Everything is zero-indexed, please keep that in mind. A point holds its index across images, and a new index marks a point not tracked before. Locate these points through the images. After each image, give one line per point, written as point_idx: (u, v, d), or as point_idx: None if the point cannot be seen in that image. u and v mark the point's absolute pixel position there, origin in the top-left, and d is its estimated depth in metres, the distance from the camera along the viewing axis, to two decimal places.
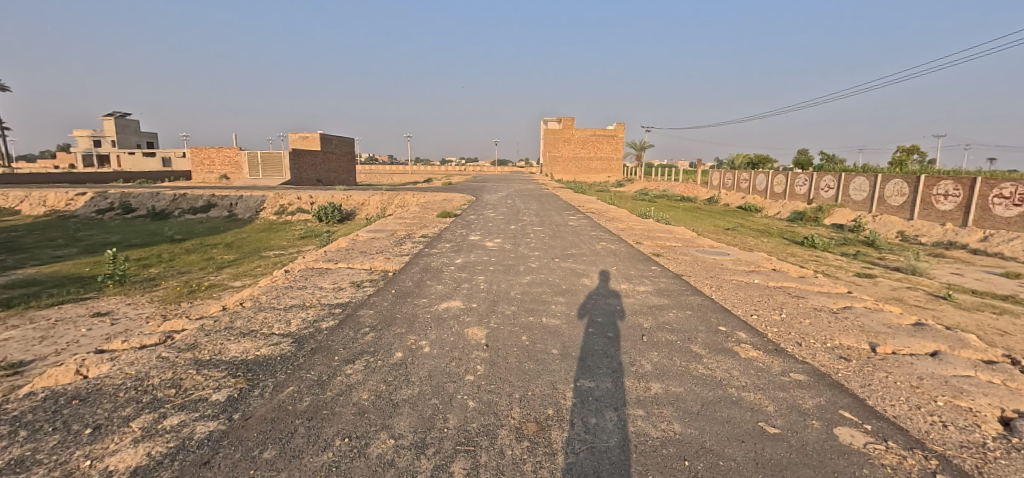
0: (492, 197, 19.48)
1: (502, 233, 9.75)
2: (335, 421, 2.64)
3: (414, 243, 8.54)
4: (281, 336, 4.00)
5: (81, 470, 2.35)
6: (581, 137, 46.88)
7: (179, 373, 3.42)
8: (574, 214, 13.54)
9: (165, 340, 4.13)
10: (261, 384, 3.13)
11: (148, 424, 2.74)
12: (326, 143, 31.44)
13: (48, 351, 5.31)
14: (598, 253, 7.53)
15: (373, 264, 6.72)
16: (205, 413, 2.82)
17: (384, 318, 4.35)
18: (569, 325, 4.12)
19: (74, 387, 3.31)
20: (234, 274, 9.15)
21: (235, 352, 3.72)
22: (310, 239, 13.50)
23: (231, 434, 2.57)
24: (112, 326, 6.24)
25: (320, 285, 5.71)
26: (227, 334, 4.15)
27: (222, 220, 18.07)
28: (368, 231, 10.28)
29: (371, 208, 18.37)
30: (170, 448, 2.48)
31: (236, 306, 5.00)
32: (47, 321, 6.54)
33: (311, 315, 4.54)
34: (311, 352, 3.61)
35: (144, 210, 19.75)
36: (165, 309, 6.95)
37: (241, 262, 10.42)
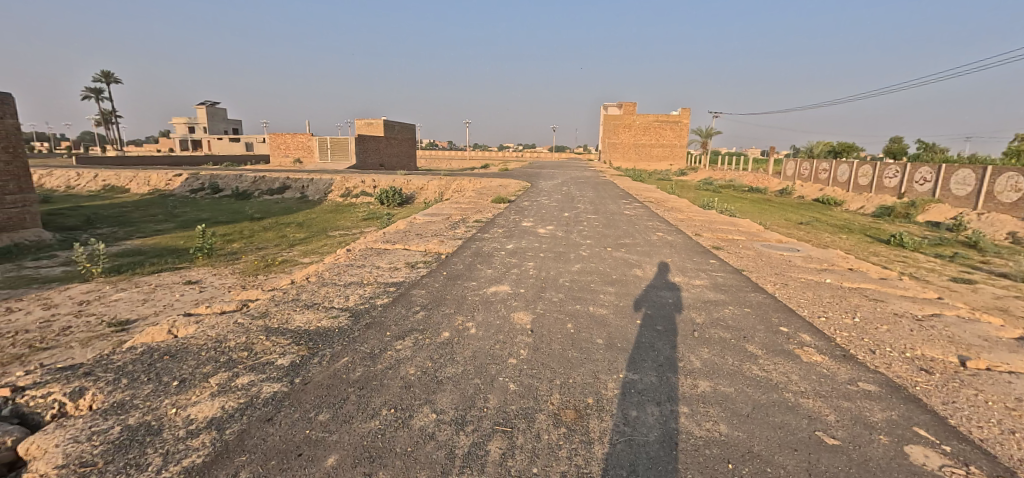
0: (548, 184, 19.33)
1: (555, 220, 9.71)
2: (384, 392, 2.80)
3: (468, 228, 8.70)
4: (341, 310, 4.27)
5: (169, 416, 2.69)
6: (643, 124, 45.29)
7: (251, 337, 3.77)
8: (631, 203, 13.14)
9: (241, 308, 4.57)
10: (320, 353, 3.37)
11: (223, 380, 3.06)
12: (388, 128, 32.57)
13: (149, 312, 6.05)
14: (653, 243, 7.31)
15: (428, 247, 6.96)
16: (270, 375, 3.09)
17: (436, 298, 4.52)
18: (618, 316, 4.05)
19: (166, 344, 3.76)
20: (304, 251, 9.84)
21: (300, 322, 4.03)
22: (372, 220, 14.18)
23: (292, 396, 2.80)
24: (200, 292, 6.98)
25: (378, 264, 6.01)
26: (294, 305, 4.51)
27: (296, 201, 19.43)
28: (425, 215, 10.58)
29: (430, 192, 18.86)
30: (241, 404, 2.76)
31: (304, 280, 5.41)
32: (148, 286, 7.42)
33: (368, 292, 4.81)
34: (366, 327, 3.83)
35: (229, 190, 21.67)
36: (244, 280, 7.66)
37: (310, 241, 11.15)
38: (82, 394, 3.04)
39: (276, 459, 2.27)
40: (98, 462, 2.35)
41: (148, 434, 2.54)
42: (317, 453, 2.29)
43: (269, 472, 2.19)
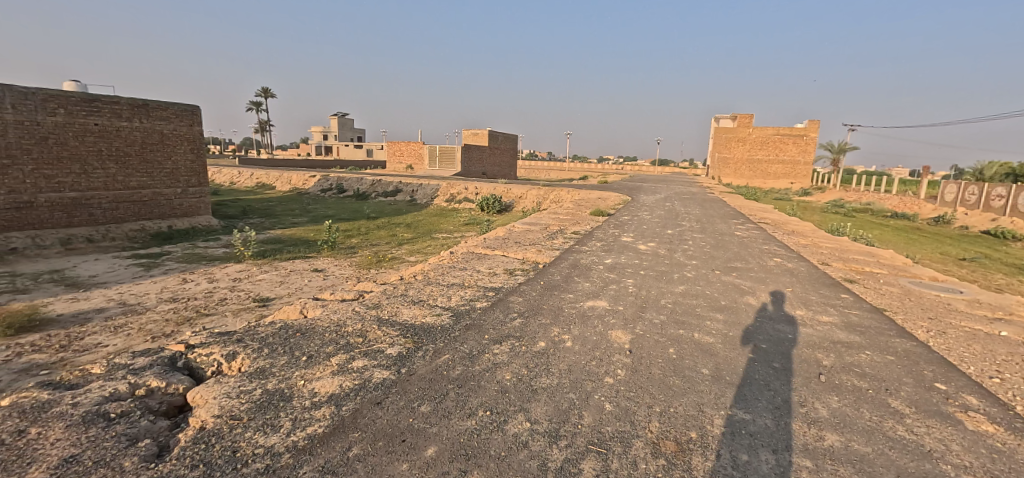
0: (649, 198, 18.59)
1: (657, 237, 9.29)
2: (481, 393, 2.88)
3: (565, 239, 8.67)
4: (443, 309, 4.52)
5: (298, 387, 3.07)
6: (760, 137, 41.57)
7: (365, 325, 4.14)
8: (743, 223, 12.06)
9: (359, 297, 5.06)
10: (424, 347, 3.59)
11: (342, 361, 3.40)
12: (492, 138, 33.86)
13: (284, 293, 6.97)
14: (770, 270, 6.62)
15: (526, 255, 7.07)
16: (381, 362, 3.37)
17: (532, 306, 4.57)
18: (727, 347, 3.72)
19: (298, 322, 4.31)
20: (410, 251, 10.58)
21: (407, 316, 4.35)
22: (473, 226, 14.83)
23: (399, 384, 3.02)
24: (324, 280, 7.86)
25: (478, 268, 6.24)
26: (402, 299, 4.86)
27: (406, 203, 21.03)
28: (523, 223, 10.77)
29: (528, 201, 19.16)
30: (355, 385, 3.04)
31: (411, 277, 5.84)
32: (285, 270, 8.54)
33: (469, 294, 5.01)
34: (466, 328, 3.99)
35: (352, 191, 24.20)
36: (360, 272, 8.47)
37: (416, 241, 11.96)
38: (235, 357, 3.61)
39: (382, 441, 2.45)
40: (243, 417, 2.76)
41: (282, 400, 2.93)
42: (418, 442, 2.43)
43: (377, 452, 2.37)
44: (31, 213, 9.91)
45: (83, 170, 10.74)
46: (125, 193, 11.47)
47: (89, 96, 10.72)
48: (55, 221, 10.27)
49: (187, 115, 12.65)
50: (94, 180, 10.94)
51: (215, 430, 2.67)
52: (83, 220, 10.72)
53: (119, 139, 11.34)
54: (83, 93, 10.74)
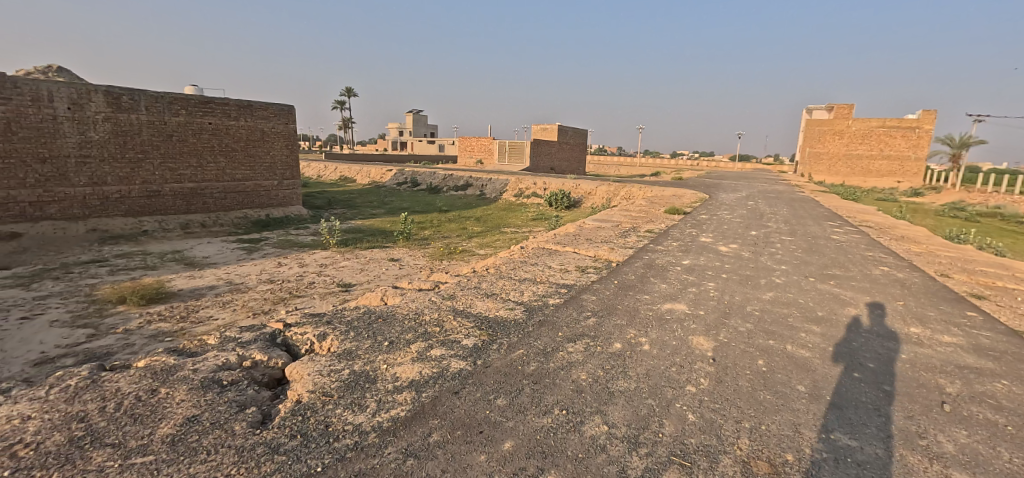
0: (729, 196, 17.45)
1: (740, 238, 8.69)
2: (556, 391, 2.86)
3: (638, 237, 8.38)
4: (516, 303, 4.55)
5: (381, 370, 3.25)
6: (861, 131, 37.43)
7: (442, 315, 4.28)
8: (840, 226, 10.93)
9: (434, 287, 5.24)
10: (499, 340, 3.64)
11: (421, 349, 3.54)
12: (561, 133, 33.58)
13: (364, 280, 7.41)
14: (874, 279, 5.93)
15: (597, 252, 6.92)
16: (457, 352, 3.46)
17: (607, 306, 4.46)
18: (826, 363, 3.38)
19: (380, 308, 4.56)
20: (480, 244, 10.79)
21: (481, 308, 4.43)
22: (541, 221, 14.81)
23: (475, 375, 3.09)
24: (400, 269, 8.26)
25: (549, 264, 6.20)
26: (476, 292, 4.96)
27: (476, 198, 21.50)
28: (593, 220, 10.56)
29: (598, 198, 18.73)
30: (434, 373, 3.16)
31: (483, 271, 5.94)
32: (365, 258, 9.08)
33: (541, 290, 5.00)
34: (539, 324, 3.98)
35: (425, 184, 25.18)
36: (433, 263, 8.78)
37: (486, 234, 12.17)
38: (325, 337, 3.89)
39: (461, 430, 2.52)
40: (334, 394, 2.97)
41: (368, 381, 3.11)
42: (495, 435, 2.46)
43: (456, 440, 2.44)
44: (159, 201, 11.41)
45: (199, 164, 12.13)
46: (232, 184, 12.82)
47: (205, 98, 12.01)
48: (177, 208, 11.74)
49: (284, 114, 13.75)
50: (208, 173, 12.33)
51: (310, 404, 2.89)
52: (198, 207, 12.16)
53: (228, 136, 12.64)
54: (200, 96, 12.02)
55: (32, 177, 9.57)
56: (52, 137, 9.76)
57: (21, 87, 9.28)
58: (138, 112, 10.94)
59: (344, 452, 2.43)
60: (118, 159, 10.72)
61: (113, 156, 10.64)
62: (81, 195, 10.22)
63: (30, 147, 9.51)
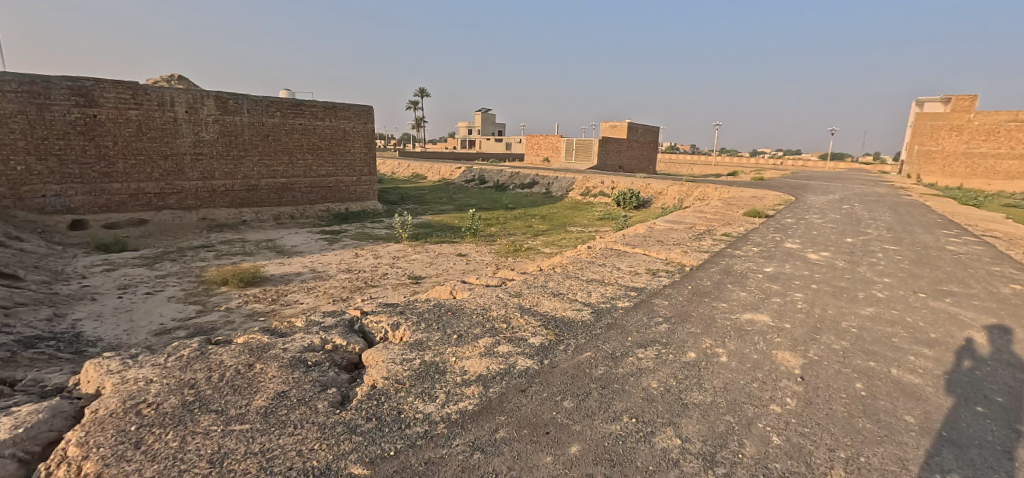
0: (819, 199, 15.93)
1: (832, 245, 7.90)
2: (625, 399, 2.78)
3: (715, 241, 7.89)
4: (584, 304, 4.47)
5: (450, 362, 3.34)
6: (985, 125, 32.60)
7: (509, 312, 4.32)
8: (957, 235, 9.57)
9: (501, 284, 5.30)
10: (566, 341, 3.60)
11: (488, 344, 3.59)
12: (631, 130, 32.55)
13: (433, 273, 7.67)
14: (1003, 298, 5.12)
15: (669, 255, 6.62)
16: (524, 350, 3.47)
17: (680, 312, 4.25)
18: (939, 392, 2.97)
19: (449, 302, 4.70)
20: (545, 242, 10.75)
21: (548, 307, 4.41)
22: (608, 221, 14.46)
23: (542, 375, 3.09)
24: (468, 264, 8.44)
25: (618, 266, 6.03)
26: (543, 290, 4.94)
27: (542, 196, 21.47)
28: (664, 221, 10.12)
29: (669, 198, 17.94)
30: (501, 369, 3.19)
31: (550, 269, 5.91)
32: (435, 252, 9.39)
33: (609, 291, 4.88)
34: (607, 327, 3.88)
35: (492, 182, 25.58)
36: (499, 260, 8.89)
37: (551, 233, 12.10)
38: (399, 327, 4.08)
39: (527, 429, 2.53)
40: (406, 382, 3.11)
41: (438, 372, 3.21)
42: (562, 437, 2.44)
43: (522, 439, 2.45)
44: (256, 194, 12.61)
45: (290, 161, 13.21)
46: (317, 179, 13.83)
47: (296, 101, 13.00)
48: (270, 201, 12.90)
49: (364, 114, 14.48)
50: (297, 169, 13.39)
51: (384, 390, 3.04)
52: (289, 201, 13.26)
53: (315, 135, 13.61)
54: (292, 99, 13.04)
55: (156, 171, 11.01)
56: (173, 136, 11.12)
57: (150, 94, 10.64)
58: (241, 114, 12.09)
59: (415, 439, 2.53)
60: (224, 156, 11.98)
61: (220, 154, 11.90)
62: (194, 188, 11.57)
63: (156, 146, 10.94)
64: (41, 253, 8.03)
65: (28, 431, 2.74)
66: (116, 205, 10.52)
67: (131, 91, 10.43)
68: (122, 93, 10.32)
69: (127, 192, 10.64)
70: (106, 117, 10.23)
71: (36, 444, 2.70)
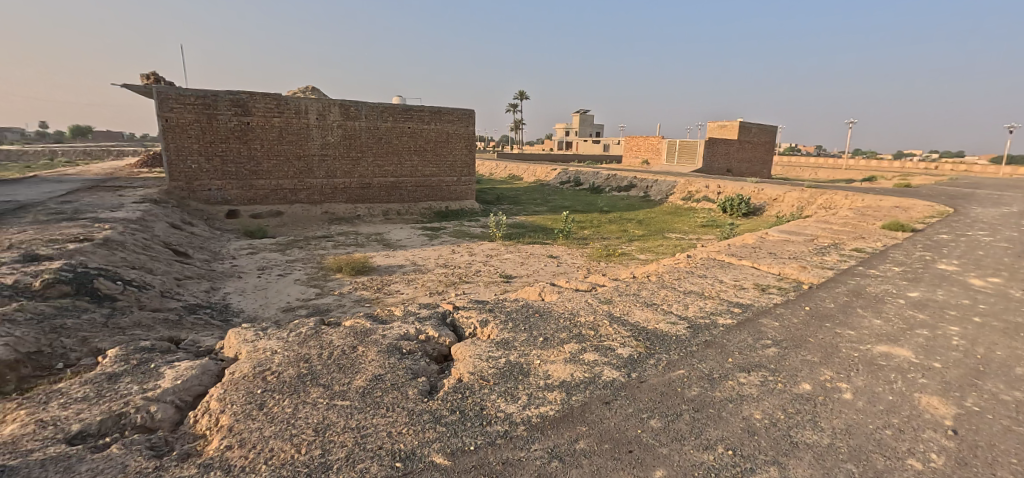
0: (986, 211, 13.19)
1: (1003, 269, 6.46)
2: (721, 426, 2.53)
3: (841, 257, 6.90)
4: (679, 318, 4.17)
5: (534, 365, 3.32)
6: None
7: (598, 319, 4.18)
8: None
9: (592, 289, 5.16)
10: (657, 356, 3.39)
11: (574, 350, 3.52)
12: (744, 130, 29.93)
13: (524, 273, 7.75)
14: None
15: (782, 270, 5.92)
16: (612, 360, 3.33)
17: (793, 336, 3.77)
18: None
19: (537, 303, 4.70)
20: (640, 248, 10.30)
21: (640, 317, 4.19)
22: (711, 228, 13.43)
23: (629, 389, 2.94)
24: (559, 266, 8.39)
25: (721, 278, 5.54)
26: (635, 299, 4.71)
27: (639, 199, 20.64)
28: (778, 232, 9.08)
29: (785, 206, 16.10)
30: (586, 377, 3.10)
31: (644, 277, 5.63)
32: (527, 253, 9.49)
33: (709, 306, 4.50)
34: (705, 345, 3.58)
35: (587, 184, 25.21)
36: (590, 263, 8.71)
37: (648, 239, 11.56)
38: (487, 325, 4.17)
39: (609, 444, 2.42)
40: (490, 380, 3.16)
41: (522, 373, 3.22)
42: (647, 459, 2.29)
43: (603, 454, 2.35)
44: (369, 191, 13.85)
45: (400, 161, 14.23)
46: (422, 179, 14.71)
47: (406, 107, 13.88)
48: (381, 198, 14.07)
49: (466, 118, 14.94)
50: (405, 169, 14.37)
51: (470, 385, 3.13)
52: (397, 198, 14.32)
53: (422, 138, 14.44)
54: (403, 105, 13.97)
55: (291, 170, 12.63)
56: (305, 140, 12.65)
57: (289, 104, 12.21)
58: (360, 120, 13.30)
59: (495, 437, 2.55)
60: (345, 157, 13.32)
61: (342, 155, 13.26)
62: (320, 185, 13.06)
63: (293, 148, 12.54)
64: (205, 237, 9.69)
65: (183, 383, 3.28)
66: (260, 198, 12.33)
67: (275, 102, 12.06)
68: (269, 103, 11.98)
69: (269, 188, 12.39)
70: (256, 124, 11.98)
71: (189, 395, 3.23)
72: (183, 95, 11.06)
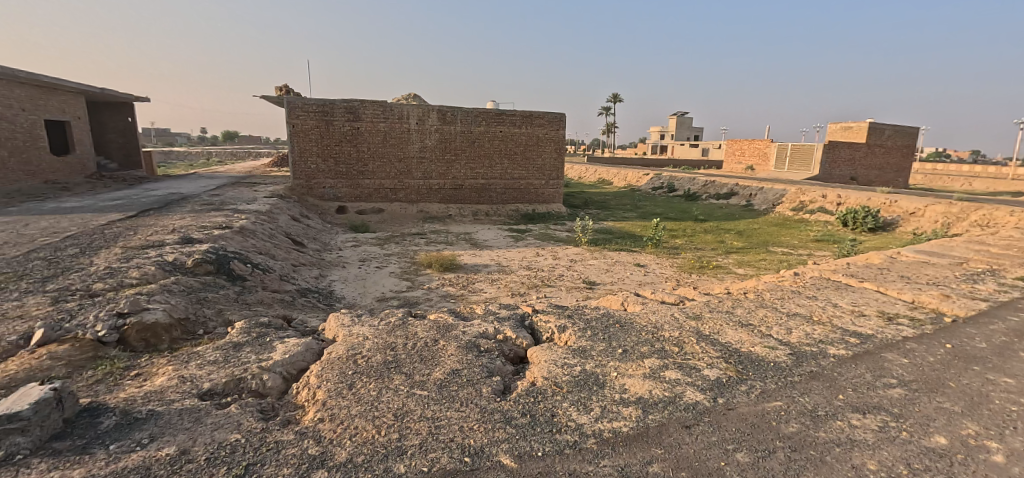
0: None
1: None
2: (823, 473, 2.21)
3: (1000, 286, 5.69)
4: (780, 343, 3.73)
5: (611, 377, 3.20)
6: None
7: (684, 335, 3.89)
8: None
9: (679, 303, 4.84)
10: (750, 382, 3.07)
11: (655, 366, 3.32)
12: (875, 133, 26.20)
13: (608, 281, 7.52)
14: None
15: (917, 297, 5.03)
16: (696, 381, 3.09)
17: (927, 377, 3.18)
18: None
19: (618, 313, 4.52)
20: (739, 262, 9.46)
21: (732, 338, 3.83)
22: (826, 244, 11.91)
23: (713, 415, 2.70)
24: (645, 276, 8.01)
25: (835, 302, 4.86)
26: (729, 318, 4.31)
27: (741, 209, 19.00)
28: (914, 252, 7.76)
29: (925, 222, 13.71)
30: (666, 397, 2.91)
31: (740, 294, 5.14)
32: (612, 260, 9.21)
33: (818, 332, 3.97)
34: (810, 376, 3.16)
35: (683, 190, 23.83)
36: (680, 275, 8.19)
37: (748, 252, 10.59)
38: (564, 331, 4.10)
39: (686, 473, 2.24)
40: (563, 387, 3.09)
41: (596, 384, 3.10)
42: None
43: None
44: (461, 192, 14.45)
45: (491, 164, 14.61)
46: (511, 182, 14.96)
47: (499, 111, 14.17)
48: (471, 199, 14.61)
49: (557, 122, 14.73)
50: (495, 172, 14.72)
51: (542, 389, 3.09)
52: (486, 200, 14.77)
53: (513, 142, 14.64)
54: (497, 109, 14.28)
55: (393, 171, 13.64)
56: (406, 143, 13.56)
57: (393, 110, 13.16)
58: (456, 124, 13.91)
59: (563, 447, 2.49)
60: (441, 159, 14.04)
61: (438, 157, 14.00)
62: (417, 185, 13.94)
63: (395, 150, 13.52)
64: (318, 229, 10.84)
65: (290, 357, 3.68)
66: (365, 196, 13.50)
67: (382, 108, 13.09)
68: (376, 110, 13.04)
69: (373, 187, 13.53)
70: (365, 128, 13.11)
71: (294, 368, 3.61)
72: (307, 104, 12.49)
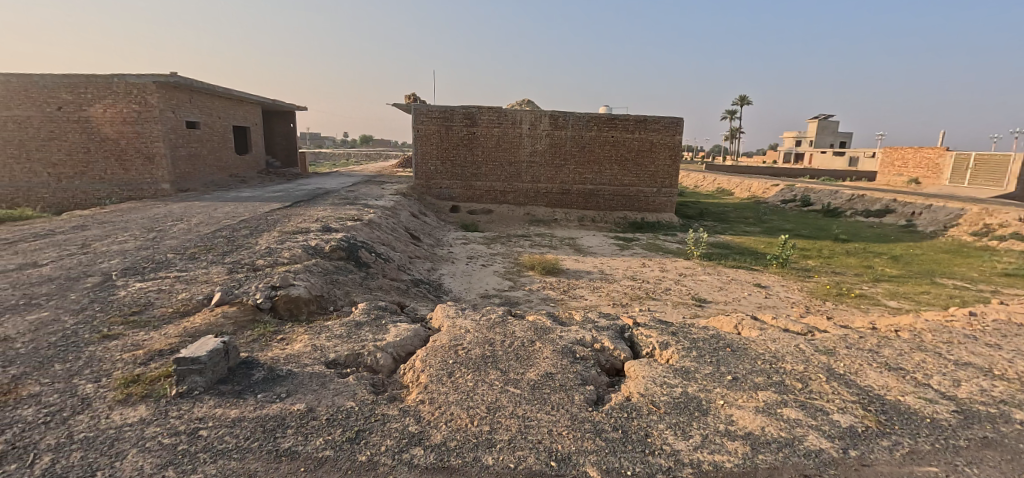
0: None
1: None
2: None
3: None
4: (941, 396, 3.07)
5: (717, 404, 2.93)
6: None
7: (811, 371, 3.40)
8: None
9: (807, 333, 4.24)
10: (894, 437, 2.58)
11: (770, 401, 2.96)
12: None
13: (721, 300, 6.91)
14: None
15: None
16: (822, 425, 2.69)
17: None
18: None
19: (730, 337, 4.11)
20: (889, 292, 8.00)
21: (874, 381, 3.26)
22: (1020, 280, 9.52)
23: (841, 469, 2.32)
24: (765, 298, 7.19)
25: None
26: (871, 357, 3.67)
27: (898, 230, 16.07)
28: None
29: None
30: (782, 437, 2.58)
31: (889, 332, 4.34)
32: (728, 277, 8.43)
33: (998, 390, 3.19)
34: (981, 443, 2.56)
35: (821, 205, 20.92)
36: (810, 301, 7.19)
37: (903, 281, 8.91)
38: (667, 348, 3.86)
39: None
40: (661, 408, 2.91)
41: (699, 410, 2.87)
42: None
43: None
44: (568, 197, 14.43)
45: (600, 170, 14.33)
46: (620, 188, 14.49)
47: (612, 116, 13.83)
48: (578, 204, 14.51)
49: (674, 127, 13.92)
50: (604, 178, 14.41)
51: (638, 406, 2.95)
52: (594, 205, 14.54)
53: (624, 147, 14.18)
54: (610, 114, 13.96)
55: (504, 174, 14.14)
56: (517, 147, 13.96)
57: (507, 115, 13.64)
58: (567, 129, 13.92)
59: (656, 470, 2.35)
60: (550, 163, 14.19)
61: (547, 162, 14.16)
62: (525, 189, 14.27)
63: (507, 154, 14.01)
64: (433, 225, 11.67)
65: (401, 340, 4.02)
66: (477, 197, 14.21)
67: (497, 114, 13.64)
68: (491, 115, 13.64)
69: (485, 189, 14.17)
70: (480, 133, 13.79)
71: (403, 351, 3.93)
72: (431, 110, 13.54)
